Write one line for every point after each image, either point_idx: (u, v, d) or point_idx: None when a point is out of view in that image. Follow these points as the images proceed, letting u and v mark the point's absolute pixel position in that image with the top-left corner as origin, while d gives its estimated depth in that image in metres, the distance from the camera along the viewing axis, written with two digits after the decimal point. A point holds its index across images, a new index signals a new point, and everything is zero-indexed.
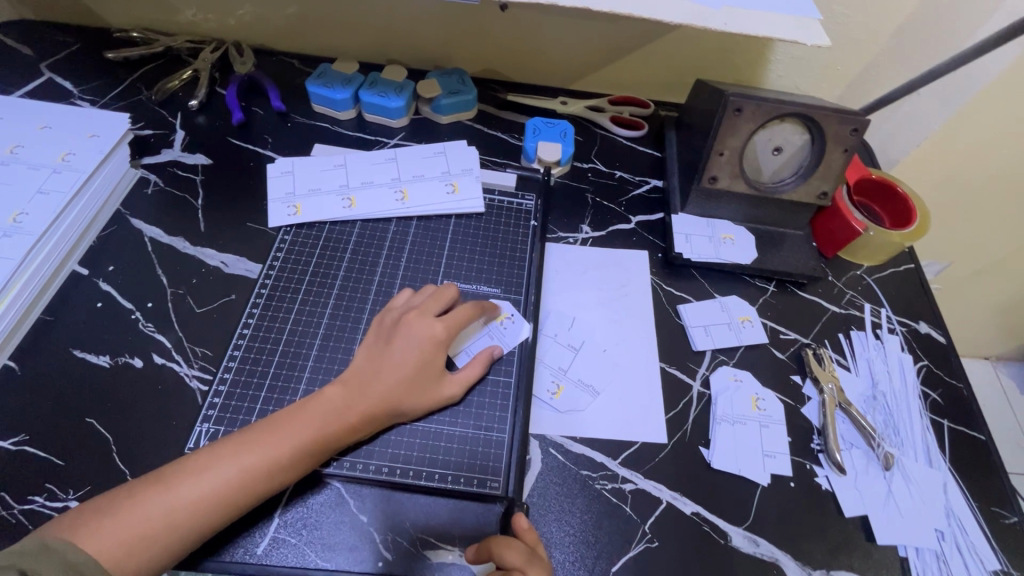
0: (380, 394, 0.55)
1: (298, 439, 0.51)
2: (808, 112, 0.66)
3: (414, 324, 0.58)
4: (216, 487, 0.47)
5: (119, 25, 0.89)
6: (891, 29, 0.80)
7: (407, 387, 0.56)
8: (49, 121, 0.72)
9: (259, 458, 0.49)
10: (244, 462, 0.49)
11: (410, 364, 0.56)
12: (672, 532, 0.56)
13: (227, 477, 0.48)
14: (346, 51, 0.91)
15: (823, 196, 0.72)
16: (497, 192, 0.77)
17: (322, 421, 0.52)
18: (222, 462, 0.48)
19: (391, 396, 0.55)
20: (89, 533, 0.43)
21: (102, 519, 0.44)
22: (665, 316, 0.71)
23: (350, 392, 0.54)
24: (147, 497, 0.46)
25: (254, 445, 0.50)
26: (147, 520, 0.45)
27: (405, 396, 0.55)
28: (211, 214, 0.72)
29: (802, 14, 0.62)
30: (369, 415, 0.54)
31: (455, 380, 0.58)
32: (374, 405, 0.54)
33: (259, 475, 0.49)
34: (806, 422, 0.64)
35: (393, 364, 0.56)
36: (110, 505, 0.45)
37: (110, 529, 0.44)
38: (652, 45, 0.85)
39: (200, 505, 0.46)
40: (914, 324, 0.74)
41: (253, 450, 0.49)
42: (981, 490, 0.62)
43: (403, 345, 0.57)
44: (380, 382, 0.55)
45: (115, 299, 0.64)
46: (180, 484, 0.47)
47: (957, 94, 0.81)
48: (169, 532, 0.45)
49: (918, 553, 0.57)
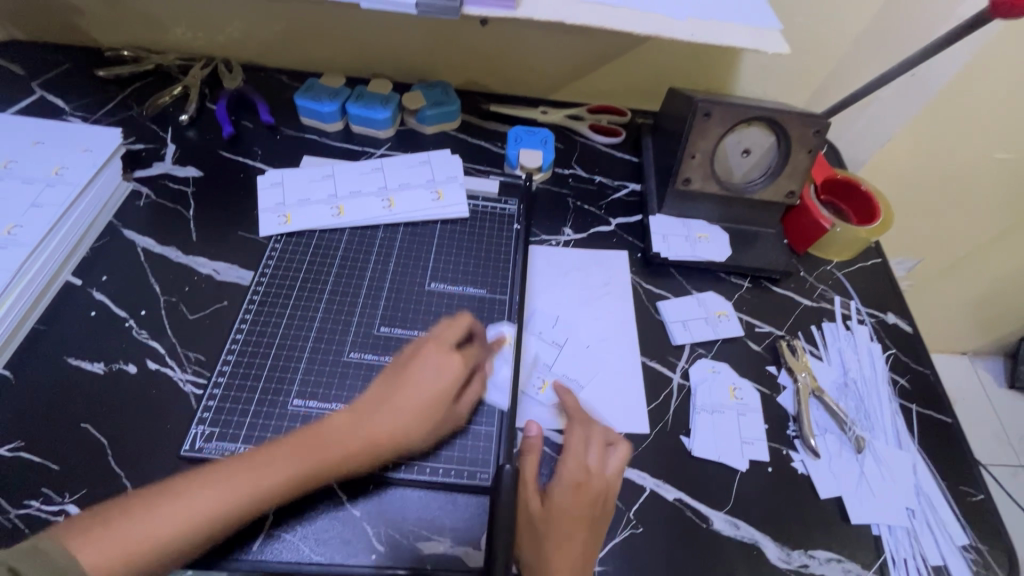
0: (387, 424, 0.54)
1: (297, 462, 0.51)
2: (773, 115, 0.70)
3: (428, 357, 0.58)
4: (211, 506, 0.47)
5: (109, 44, 0.92)
6: (850, 38, 0.85)
7: (415, 416, 0.56)
8: (42, 137, 0.73)
9: (259, 481, 0.49)
10: (243, 483, 0.49)
11: (422, 394, 0.56)
12: (656, 518, 0.58)
13: (222, 497, 0.48)
14: (333, 66, 0.94)
15: (791, 195, 0.76)
16: (481, 198, 0.80)
17: (323, 448, 0.52)
18: (221, 484, 0.49)
19: (399, 426, 0.55)
20: (84, 544, 0.44)
21: (98, 531, 0.45)
22: (644, 312, 0.73)
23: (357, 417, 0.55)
24: (145, 510, 0.46)
25: (254, 466, 0.50)
26: (140, 536, 0.45)
27: (412, 425, 0.55)
28: (202, 224, 0.74)
29: (763, 24, 0.67)
30: (373, 441, 0.54)
31: (460, 406, 0.59)
32: (381, 434, 0.54)
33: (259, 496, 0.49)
34: (782, 410, 0.67)
35: (408, 393, 0.56)
36: (107, 518, 0.46)
37: (103, 541, 0.44)
38: (627, 56, 0.90)
39: (193, 522, 0.47)
40: (882, 314, 0.78)
41: (254, 470, 0.50)
42: (948, 470, 0.65)
43: (416, 373, 0.57)
44: (389, 412, 0.55)
45: (109, 307, 0.66)
46: (176, 501, 0.47)
47: (915, 98, 0.86)
48: (162, 545, 0.46)
49: (890, 531, 0.60)
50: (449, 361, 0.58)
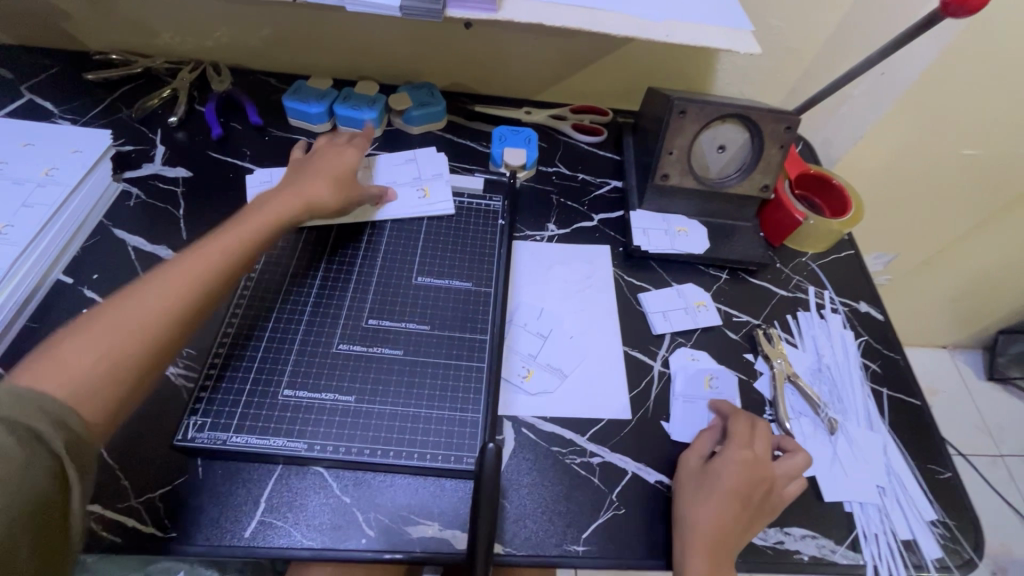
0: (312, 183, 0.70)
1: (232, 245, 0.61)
2: (746, 113, 0.73)
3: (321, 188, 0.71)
4: (156, 304, 0.53)
5: (98, 48, 0.93)
6: (822, 38, 0.88)
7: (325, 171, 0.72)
8: (32, 139, 0.74)
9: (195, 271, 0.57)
10: (183, 279, 0.56)
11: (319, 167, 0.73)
12: (638, 500, 0.60)
13: (168, 293, 0.54)
14: (320, 69, 0.95)
15: (765, 189, 0.79)
16: (467, 195, 0.82)
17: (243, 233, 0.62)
18: (161, 284, 0.55)
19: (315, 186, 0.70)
20: (28, 375, 0.46)
21: (43, 362, 0.48)
22: (626, 304, 0.76)
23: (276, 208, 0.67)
24: (90, 329, 0.50)
25: (195, 261, 0.58)
26: (87, 356, 0.49)
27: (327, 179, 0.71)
28: (193, 223, 0.76)
29: (735, 25, 0.69)
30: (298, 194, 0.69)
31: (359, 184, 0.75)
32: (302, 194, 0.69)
33: (200, 289, 0.56)
34: (758, 395, 0.69)
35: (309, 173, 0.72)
36: (52, 348, 0.49)
37: (56, 365, 0.47)
38: (607, 58, 0.92)
39: (140, 327, 0.52)
40: (855, 303, 0.81)
41: (193, 263, 0.57)
42: (918, 450, 0.68)
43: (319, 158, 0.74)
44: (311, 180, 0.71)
45: (101, 305, 0.67)
46: (122, 307, 0.52)
47: (884, 96, 0.89)
48: (117, 356, 0.50)
49: (863, 508, 0.62)
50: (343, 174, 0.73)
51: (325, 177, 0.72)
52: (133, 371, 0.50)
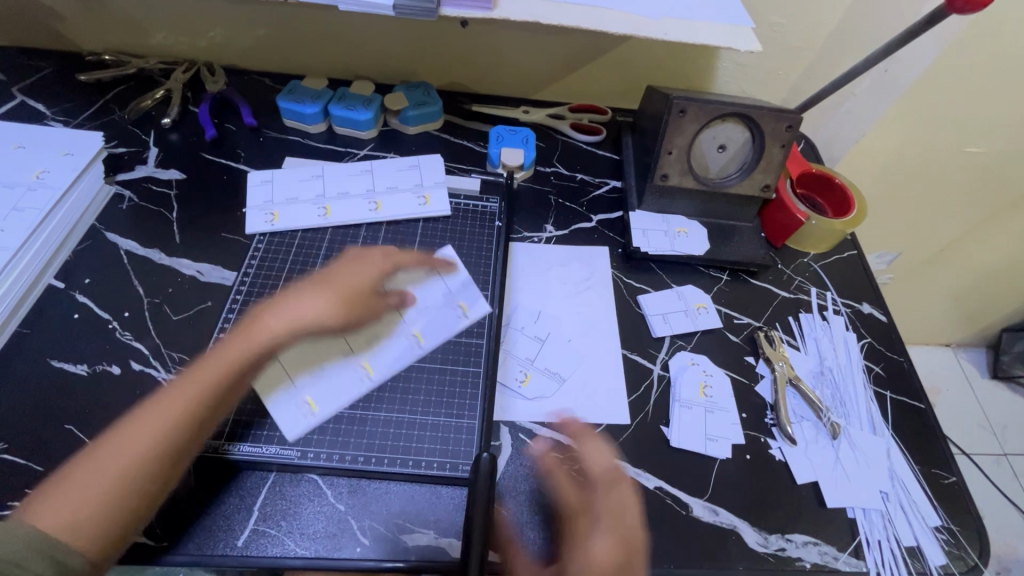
0: (312, 296, 0.57)
1: (216, 372, 0.53)
2: (746, 111, 0.72)
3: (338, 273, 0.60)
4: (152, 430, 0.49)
5: (90, 48, 0.92)
6: (824, 35, 0.87)
7: (333, 297, 0.58)
8: (24, 141, 0.74)
9: (189, 390, 0.51)
10: (178, 395, 0.51)
11: (332, 280, 0.59)
12: (637, 506, 0.59)
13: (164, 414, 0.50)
14: (315, 69, 0.94)
15: (766, 189, 0.77)
16: (463, 197, 0.81)
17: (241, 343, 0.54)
18: (156, 408, 0.50)
19: (318, 299, 0.57)
20: (41, 507, 0.45)
21: (47, 495, 0.45)
22: (625, 306, 0.75)
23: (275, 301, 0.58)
24: (92, 456, 0.47)
25: (188, 377, 0.52)
26: (89, 485, 0.46)
27: (331, 301, 0.57)
28: (186, 226, 0.75)
29: (735, 23, 0.68)
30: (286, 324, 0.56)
31: (378, 297, 0.60)
32: (296, 310, 0.57)
33: (202, 390, 0.52)
34: (760, 399, 0.68)
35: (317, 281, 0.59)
36: (57, 478, 0.47)
37: (59, 498, 0.45)
38: (606, 56, 0.91)
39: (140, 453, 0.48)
40: (857, 305, 0.79)
41: (190, 378, 0.52)
42: (922, 454, 0.67)
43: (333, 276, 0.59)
44: (311, 293, 0.58)
45: (93, 310, 0.66)
46: (122, 434, 0.49)
47: (886, 93, 0.88)
48: (118, 481, 0.47)
49: (865, 514, 0.61)
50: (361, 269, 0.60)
51: (335, 298, 0.58)
52: (144, 492, 0.47)
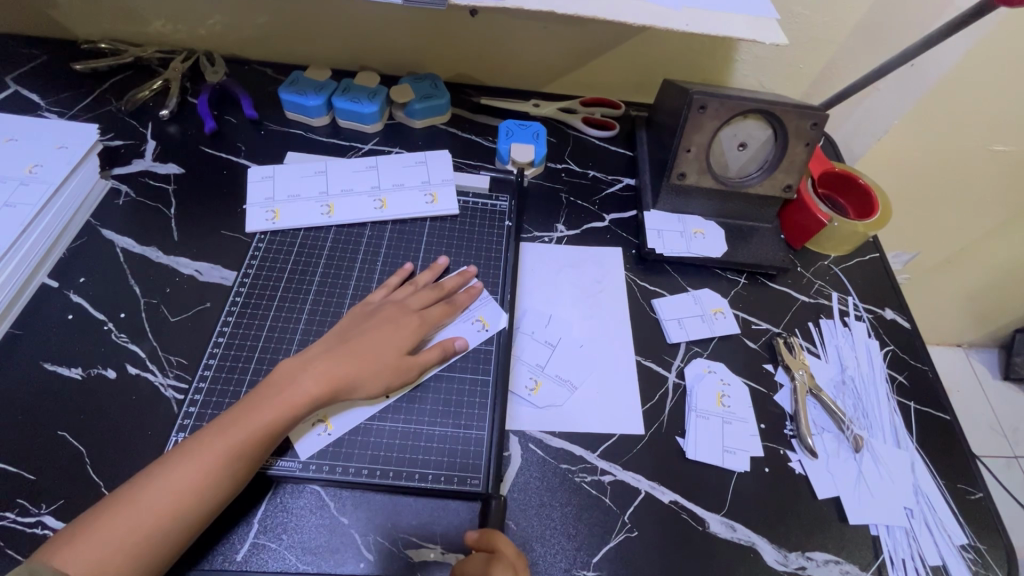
0: (354, 362, 0.57)
1: (248, 426, 0.51)
2: (769, 108, 0.69)
3: (376, 333, 0.60)
4: (180, 483, 0.47)
5: (85, 36, 0.89)
6: (850, 27, 0.83)
7: (374, 364, 0.57)
8: (16, 134, 0.71)
9: (219, 444, 0.50)
10: (209, 449, 0.49)
11: (375, 344, 0.58)
12: (651, 522, 0.57)
13: (194, 468, 0.48)
14: (319, 59, 0.91)
15: (788, 189, 0.74)
16: (471, 194, 0.78)
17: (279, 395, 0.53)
18: (187, 459, 0.49)
19: (360, 365, 0.57)
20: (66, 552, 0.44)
21: (77, 535, 0.45)
22: (639, 310, 0.72)
23: (315, 360, 0.56)
24: (122, 499, 0.47)
25: (219, 431, 0.51)
26: (116, 530, 0.45)
27: (371, 370, 0.57)
28: (184, 223, 0.72)
29: (760, 13, 0.64)
30: (324, 385, 0.55)
31: (419, 359, 0.60)
32: (334, 373, 0.56)
33: (238, 442, 0.50)
34: (779, 409, 0.66)
35: (359, 343, 0.58)
36: (88, 517, 0.46)
37: (87, 542, 0.44)
38: (620, 47, 0.87)
39: (165, 507, 0.46)
40: (880, 310, 0.76)
41: (222, 433, 0.50)
42: (947, 468, 0.64)
43: (374, 339, 0.59)
44: (353, 357, 0.57)
45: (87, 311, 0.64)
46: (152, 482, 0.47)
47: (914, 88, 0.84)
48: (143, 532, 0.45)
49: (889, 531, 0.59)
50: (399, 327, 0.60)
51: (372, 359, 0.58)
52: (167, 546, 0.46)
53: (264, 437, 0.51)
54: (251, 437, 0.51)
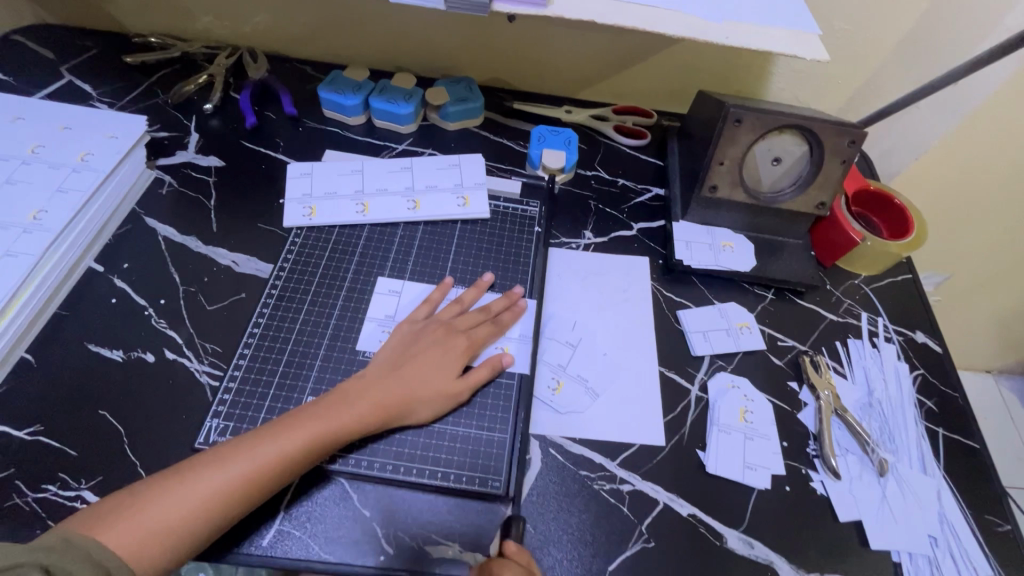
0: (404, 387, 0.57)
1: (298, 438, 0.52)
2: (806, 124, 0.68)
3: (425, 359, 0.60)
4: (226, 484, 0.49)
5: (137, 30, 0.92)
6: (892, 43, 0.81)
7: (423, 390, 0.58)
8: (71, 122, 0.74)
9: (268, 453, 0.51)
10: (258, 455, 0.50)
11: (425, 369, 0.59)
12: (668, 533, 0.57)
13: (240, 472, 0.49)
14: (357, 59, 0.93)
15: (821, 206, 0.74)
16: (503, 198, 0.79)
17: (331, 417, 0.54)
18: (237, 462, 0.50)
19: (410, 391, 0.57)
20: (115, 526, 0.45)
21: (120, 517, 0.46)
22: (664, 321, 0.72)
23: (368, 384, 0.57)
24: (169, 487, 0.48)
25: (269, 439, 0.52)
26: (159, 519, 0.46)
27: (422, 396, 0.58)
28: (223, 214, 0.74)
29: (802, 28, 0.64)
30: (377, 412, 0.56)
31: (466, 383, 0.60)
32: (382, 397, 0.56)
33: (286, 455, 0.51)
34: (802, 428, 0.65)
35: (410, 367, 0.59)
36: (136, 495, 0.47)
37: (127, 528, 0.45)
38: (655, 57, 0.87)
39: (207, 505, 0.48)
40: (910, 333, 0.75)
41: (270, 444, 0.51)
42: (975, 498, 0.63)
43: (426, 364, 0.59)
44: (404, 382, 0.58)
45: (129, 296, 0.66)
46: (196, 480, 0.48)
47: (955, 108, 0.82)
48: (182, 525, 0.47)
49: (911, 558, 0.58)
50: (447, 351, 0.61)
51: (422, 385, 0.58)
52: (201, 540, 0.48)
53: (312, 452, 0.52)
54: (296, 452, 0.51)
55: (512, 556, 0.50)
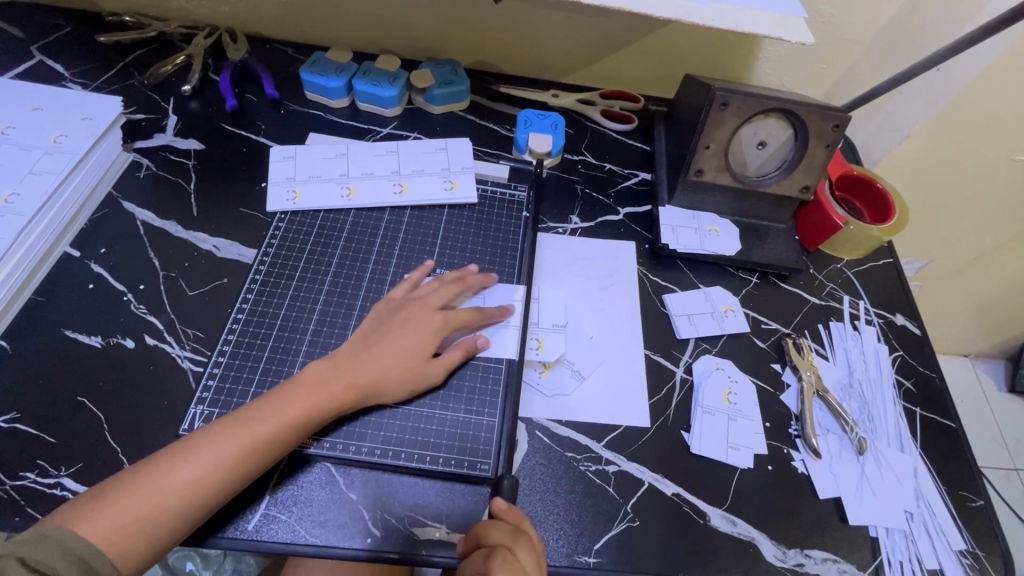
0: (377, 366, 0.57)
1: (275, 421, 0.52)
2: (792, 108, 0.68)
3: (399, 336, 0.60)
4: (204, 470, 0.48)
5: (110, 9, 0.89)
6: (877, 28, 0.82)
7: (396, 369, 0.58)
8: (42, 104, 0.72)
9: (245, 437, 0.50)
10: (233, 441, 0.50)
11: (402, 347, 0.59)
12: (653, 511, 0.58)
13: (217, 457, 0.49)
14: (340, 40, 0.91)
15: (805, 190, 0.74)
16: (490, 183, 0.79)
17: (305, 398, 0.53)
18: (212, 448, 0.49)
19: (386, 370, 0.57)
20: (90, 520, 0.45)
21: (97, 507, 0.45)
22: (650, 305, 0.72)
23: (341, 364, 0.57)
24: (148, 475, 0.47)
25: (243, 423, 0.51)
26: (137, 508, 0.46)
27: (393, 373, 0.57)
28: (203, 199, 0.73)
29: (788, 11, 0.63)
30: (351, 390, 0.55)
31: (442, 364, 0.60)
32: (358, 377, 0.56)
33: (260, 439, 0.51)
34: (785, 409, 0.66)
35: (387, 346, 0.59)
36: (115, 485, 0.47)
37: (107, 518, 0.45)
38: (642, 40, 0.87)
39: (187, 492, 0.47)
40: (891, 316, 0.76)
41: (244, 428, 0.51)
42: (949, 474, 0.64)
43: (398, 341, 0.59)
44: (377, 361, 0.57)
45: (107, 281, 0.65)
46: (171, 468, 0.48)
47: (938, 94, 0.83)
48: (161, 514, 0.46)
49: (888, 533, 0.59)
50: (419, 326, 0.61)
51: (395, 363, 0.58)
52: (183, 528, 0.48)
53: (287, 434, 0.52)
54: (272, 436, 0.51)
55: (501, 515, 0.52)
